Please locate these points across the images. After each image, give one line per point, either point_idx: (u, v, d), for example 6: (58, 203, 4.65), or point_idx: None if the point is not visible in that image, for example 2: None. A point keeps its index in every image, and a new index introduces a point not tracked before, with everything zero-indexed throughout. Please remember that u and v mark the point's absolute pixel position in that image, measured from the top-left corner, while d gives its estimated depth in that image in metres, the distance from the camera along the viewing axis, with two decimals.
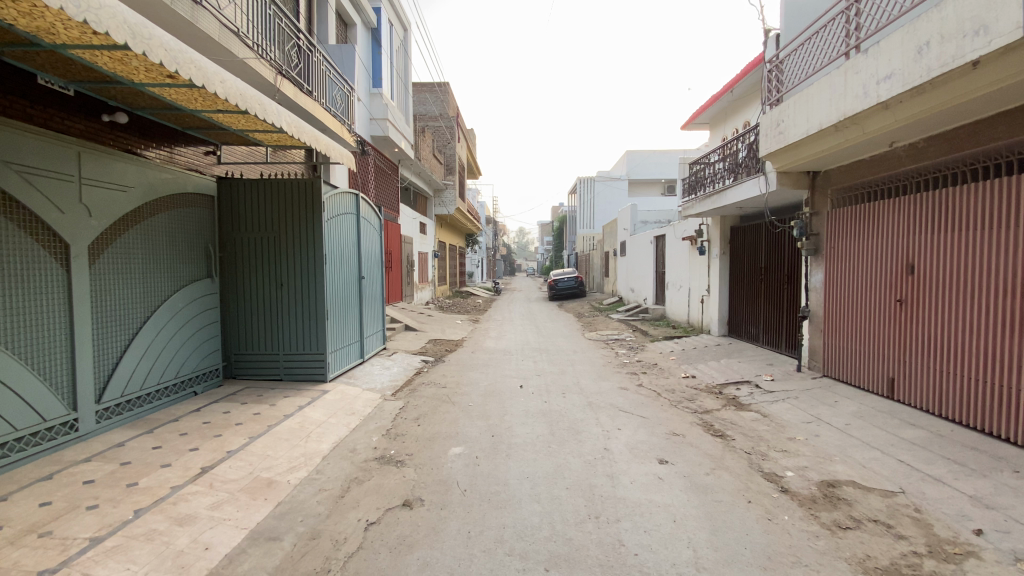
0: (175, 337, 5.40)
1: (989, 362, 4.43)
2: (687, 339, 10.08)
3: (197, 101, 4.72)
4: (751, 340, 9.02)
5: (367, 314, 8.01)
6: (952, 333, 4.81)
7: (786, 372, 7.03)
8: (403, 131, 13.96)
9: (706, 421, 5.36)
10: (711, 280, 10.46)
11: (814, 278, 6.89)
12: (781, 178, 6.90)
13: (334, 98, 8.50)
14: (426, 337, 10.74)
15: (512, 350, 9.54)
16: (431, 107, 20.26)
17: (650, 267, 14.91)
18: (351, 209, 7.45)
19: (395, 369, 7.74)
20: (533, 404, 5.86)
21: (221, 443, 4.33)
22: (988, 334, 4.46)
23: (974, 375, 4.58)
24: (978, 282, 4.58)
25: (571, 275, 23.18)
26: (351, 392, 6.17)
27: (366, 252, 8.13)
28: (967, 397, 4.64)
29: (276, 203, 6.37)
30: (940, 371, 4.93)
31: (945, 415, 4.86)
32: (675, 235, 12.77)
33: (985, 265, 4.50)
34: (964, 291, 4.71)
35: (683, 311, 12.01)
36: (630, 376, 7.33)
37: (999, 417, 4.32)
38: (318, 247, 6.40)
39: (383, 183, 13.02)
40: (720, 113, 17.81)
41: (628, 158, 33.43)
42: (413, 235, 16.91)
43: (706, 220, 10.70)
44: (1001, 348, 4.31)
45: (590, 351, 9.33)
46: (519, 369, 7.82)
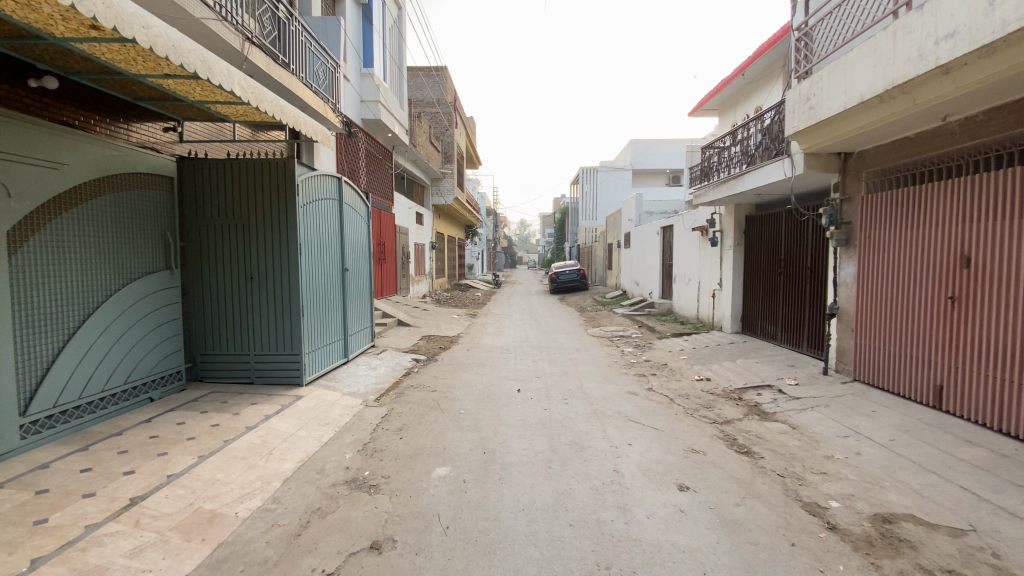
0: (125, 337, 4.76)
1: (990, 355, 4.35)
2: (698, 337, 9.42)
3: (138, 62, 4.04)
4: (768, 338, 8.38)
5: (353, 310, 7.37)
6: (956, 327, 4.68)
7: (811, 374, 6.37)
8: (397, 115, 13.21)
9: (728, 435, 4.71)
10: (724, 274, 9.79)
11: (843, 271, 6.20)
12: (809, 160, 6.19)
13: (316, 73, 7.76)
14: (419, 333, 10.08)
15: (510, 348, 8.88)
16: (428, 93, 19.47)
17: (657, 260, 14.21)
18: (333, 195, 6.77)
19: (382, 370, 7.09)
20: (531, 413, 5.21)
21: (164, 465, 3.70)
22: (989, 327, 4.37)
23: (974, 368, 4.49)
24: (993, 275, 4.34)
25: (573, 267, 22.49)
26: (329, 398, 5.52)
27: (351, 242, 7.42)
28: (967, 391, 4.55)
29: (245, 186, 5.69)
30: (942, 365, 4.81)
31: (944, 408, 4.77)
32: (684, 226, 12.07)
33: (997, 258, 4.31)
34: (985, 284, 4.42)
35: (693, 307, 11.33)
36: (638, 379, 6.67)
37: (999, 411, 4.24)
38: (292, 235, 5.72)
39: (375, 170, 12.35)
40: (730, 99, 17.04)
41: (632, 147, 32.59)
42: (409, 225, 16.22)
43: (719, 209, 9.99)
44: (1003, 341, 4.22)
45: (594, 350, 8.68)
46: (517, 369, 7.16)
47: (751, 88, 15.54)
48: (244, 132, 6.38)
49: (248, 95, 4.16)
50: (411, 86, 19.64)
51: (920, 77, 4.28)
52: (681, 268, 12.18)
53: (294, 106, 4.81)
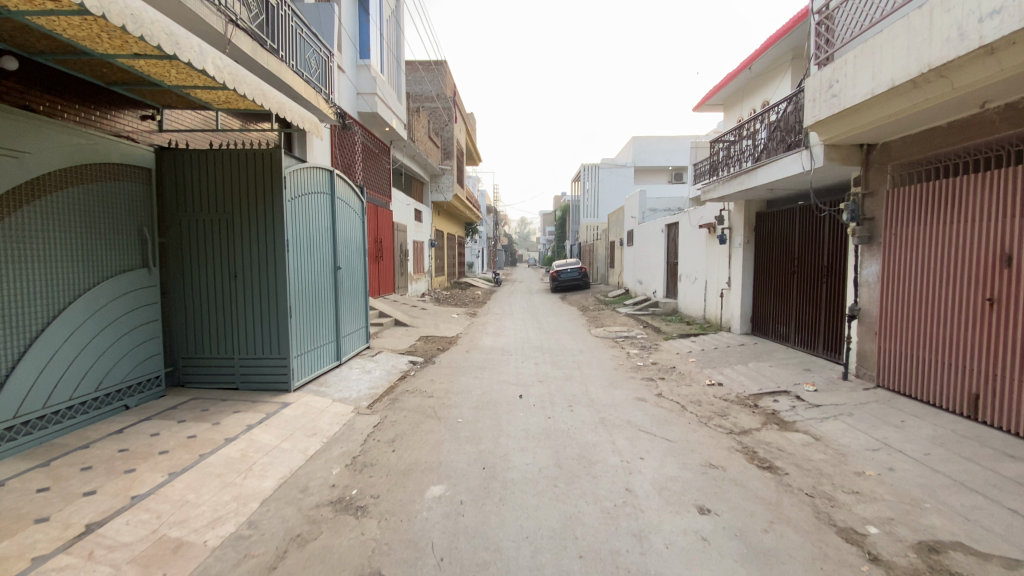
0: (96, 340, 4.42)
1: (990, 354, 4.35)
2: (706, 339, 9.06)
3: (103, 39, 3.68)
4: (781, 340, 8.03)
5: (346, 310, 7.02)
6: (959, 326, 4.65)
7: (829, 379, 6.02)
8: (395, 109, 12.83)
9: (747, 447, 4.36)
10: (733, 273, 9.43)
11: (865, 270, 5.85)
12: (829, 152, 5.82)
13: (308, 61, 7.40)
14: (417, 334, 9.72)
15: (511, 349, 8.53)
16: (427, 87, 19.07)
17: (661, 258, 13.84)
18: (325, 189, 6.42)
19: (377, 373, 6.73)
20: (534, 422, 4.85)
21: (130, 484, 3.35)
22: (990, 326, 4.36)
23: (975, 367, 4.48)
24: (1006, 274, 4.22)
25: (575, 266, 22.14)
26: (319, 405, 5.16)
27: (344, 239, 7.06)
28: (966, 389, 4.56)
29: (228, 179, 5.33)
30: (943, 364, 4.80)
31: (943, 406, 4.78)
32: (690, 223, 11.70)
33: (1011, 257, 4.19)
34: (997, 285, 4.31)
35: (699, 306, 10.97)
36: (646, 383, 6.32)
37: (1000, 409, 4.24)
38: (279, 231, 5.36)
39: (372, 165, 12.01)
40: (734, 94, 16.69)
41: (634, 144, 32.21)
42: (407, 222, 15.86)
43: (728, 206, 9.62)
44: (1004, 340, 4.22)
45: (599, 352, 8.33)
46: (518, 373, 6.81)
47: (757, 82, 15.19)
48: (229, 121, 6.01)
49: (224, 75, 3.79)
50: (410, 81, 19.24)
51: (961, 59, 3.91)
52: (687, 266, 11.82)
53: (276, 89, 4.44)
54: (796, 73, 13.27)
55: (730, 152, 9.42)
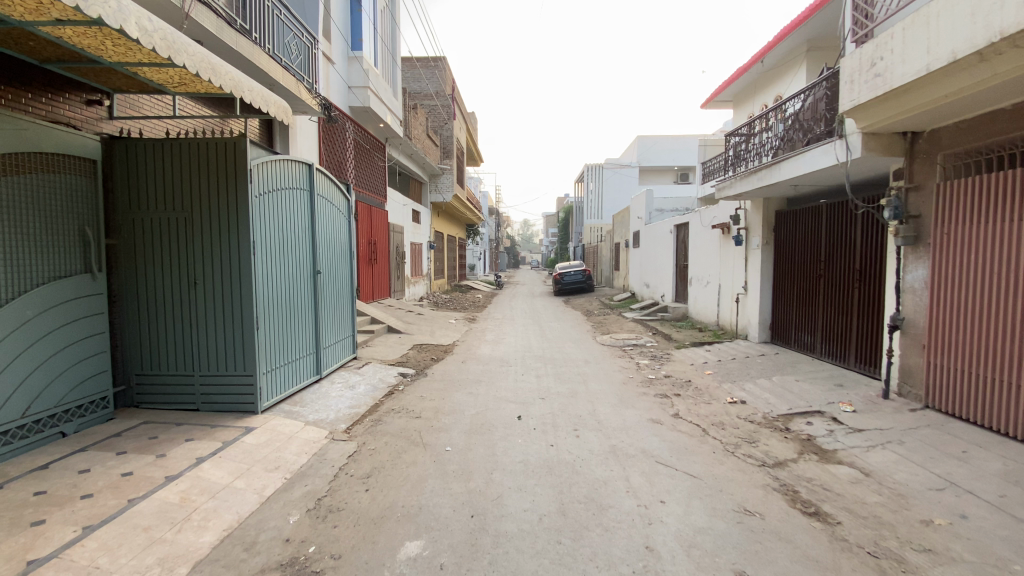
0: (24, 359, 3.78)
1: (990, 358, 4.27)
2: (722, 348, 8.36)
3: (13, 2, 3.01)
4: (805, 350, 7.35)
5: (329, 319, 6.40)
6: (965, 330, 4.52)
7: (867, 398, 5.34)
8: (390, 104, 12.21)
9: (786, 485, 3.68)
10: (750, 276, 8.74)
11: (909, 275, 5.17)
12: (868, 141, 5.14)
13: (287, 46, 6.77)
14: (410, 342, 9.06)
15: (510, 360, 7.86)
16: (426, 84, 18.46)
17: (670, 260, 13.12)
18: (302, 184, 5.77)
19: (361, 389, 6.08)
20: (535, 451, 4.18)
21: (32, 542, 2.70)
22: (990, 330, 4.28)
23: (976, 371, 4.40)
24: None
25: (578, 268, 21.48)
26: (288, 430, 4.51)
27: (326, 240, 6.40)
28: (966, 392, 4.50)
29: (187, 172, 4.70)
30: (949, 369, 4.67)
31: (943, 408, 4.73)
32: (702, 223, 10.99)
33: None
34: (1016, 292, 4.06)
35: (712, 312, 10.27)
36: (661, 402, 5.63)
37: (998, 411, 4.20)
38: (244, 232, 4.70)
39: (365, 163, 11.39)
40: (744, 89, 16.03)
41: (638, 144, 31.55)
42: (404, 223, 15.24)
43: (744, 203, 8.91)
44: (1004, 345, 4.15)
45: (606, 362, 7.65)
46: (518, 388, 6.15)
47: (768, 77, 14.55)
48: (191, 107, 5.39)
49: (152, 41, 3.05)
50: (409, 78, 18.62)
51: None
52: (699, 269, 11.12)
53: (229, 64, 3.75)
54: (811, 66, 12.62)
55: (750, 145, 8.71)
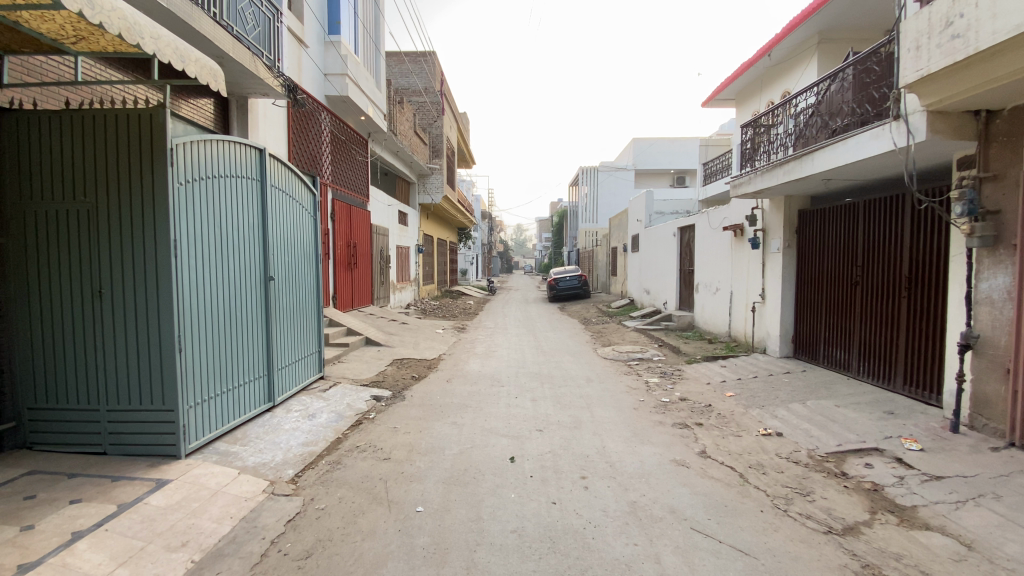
0: None
1: (1010, 366, 4.03)
2: (740, 364, 7.44)
3: None
4: (839, 368, 6.45)
5: (285, 334, 5.40)
6: (994, 340, 4.19)
7: (932, 432, 4.44)
8: (373, 96, 11.23)
9: (868, 565, 2.76)
10: (769, 284, 7.84)
11: (985, 284, 4.30)
12: (935, 121, 4.28)
13: (240, 13, 5.79)
14: (389, 356, 8.06)
15: (502, 378, 6.88)
16: (415, 81, 17.49)
17: (673, 265, 12.19)
18: (249, 173, 4.76)
19: (324, 418, 5.08)
20: (533, 514, 3.20)
21: None
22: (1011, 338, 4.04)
23: (1001, 381, 4.12)
24: None
25: (574, 274, 20.54)
26: (215, 482, 3.50)
27: (282, 239, 5.40)
28: (989, 402, 4.22)
29: (92, 152, 3.68)
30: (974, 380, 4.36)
31: (964, 420, 4.43)
32: (710, 225, 10.07)
33: None
34: None
35: (723, 322, 9.35)
36: (683, 435, 4.67)
37: (1016, 421, 3.96)
38: (161, 229, 3.66)
39: (343, 158, 10.36)
40: (749, 85, 15.20)
41: (634, 146, 30.72)
42: (390, 226, 14.25)
43: (761, 202, 7.97)
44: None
45: (611, 381, 6.69)
46: (510, 416, 5.17)
47: (775, 72, 13.74)
48: (99, 74, 4.40)
49: None
50: (396, 73, 17.64)
51: None
52: (708, 275, 10.19)
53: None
54: (823, 59, 11.81)
55: (767, 138, 7.71)
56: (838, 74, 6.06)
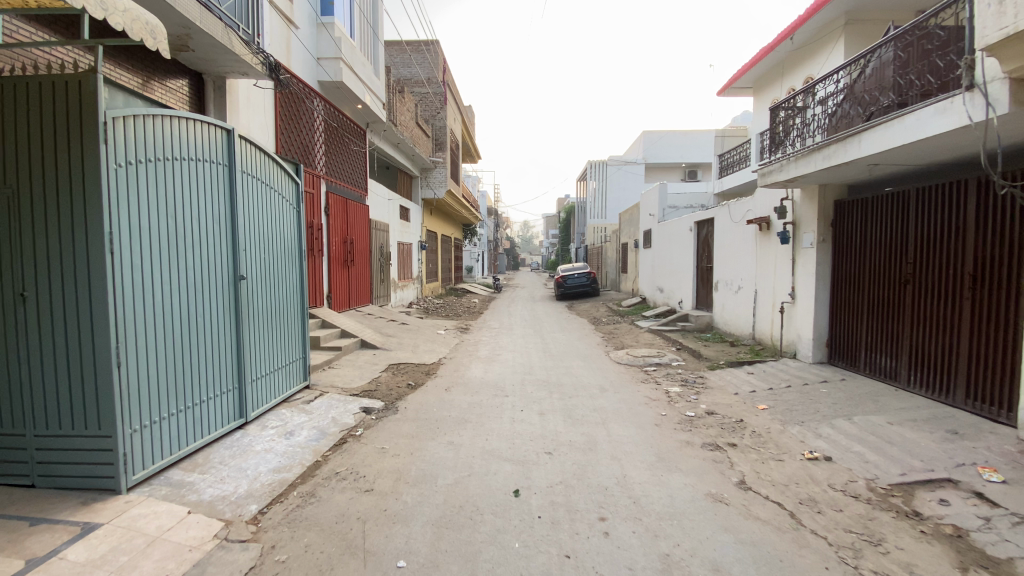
0: None
1: None
2: (769, 371, 6.75)
3: None
4: (884, 376, 5.75)
5: (261, 341, 4.83)
6: None
7: (1013, 459, 3.75)
8: (372, 84, 10.60)
9: None
10: (799, 282, 7.13)
11: None
12: (1019, 91, 3.59)
13: None
14: (385, 361, 7.44)
15: (506, 386, 6.24)
16: (417, 71, 16.85)
17: (690, 262, 11.49)
18: (214, 157, 4.15)
19: (303, 436, 4.46)
20: (541, 573, 2.56)
21: None
22: None
23: None
24: None
25: (583, 270, 19.86)
26: (154, 527, 2.89)
27: (257, 234, 4.79)
28: None
29: (12, 128, 3.09)
30: None
31: None
32: (732, 218, 9.36)
33: None
34: None
35: (747, 323, 8.66)
36: (716, 461, 4.01)
37: None
38: (93, 219, 3.06)
39: (338, 150, 9.75)
40: (768, 72, 14.41)
41: (644, 139, 29.90)
42: (392, 221, 13.63)
43: (791, 192, 7.26)
44: None
45: (628, 390, 6.03)
46: (515, 435, 4.53)
47: (797, 57, 12.95)
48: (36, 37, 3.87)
49: None
50: (398, 63, 17.00)
51: None
52: (728, 272, 9.49)
53: None
54: (850, 42, 11.02)
55: (793, 125, 7.00)
56: (881, 48, 5.37)
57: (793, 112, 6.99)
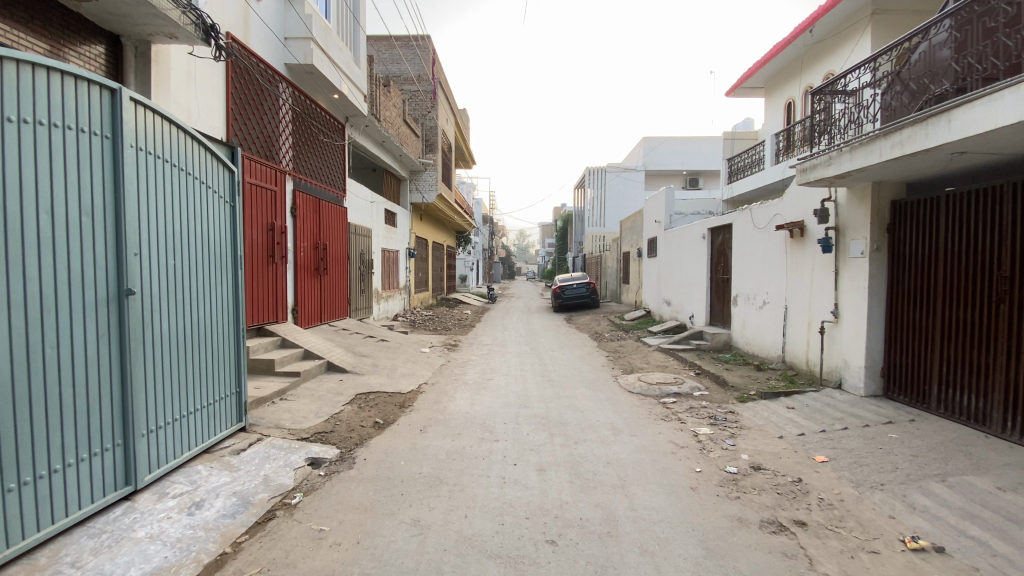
0: None
1: None
2: (813, 405, 5.59)
3: None
4: (968, 419, 4.63)
5: (169, 376, 3.65)
6: None
7: None
8: (351, 72, 9.45)
9: None
10: (844, 298, 6.02)
11: None
12: None
13: None
14: (352, 389, 6.25)
15: (496, 425, 5.05)
16: (406, 67, 15.73)
17: (703, 273, 10.37)
18: (89, 126, 2.99)
19: (214, 511, 3.29)
20: None
21: None
22: None
23: None
24: None
25: (582, 280, 18.70)
26: None
27: (166, 234, 3.64)
28: None
29: None
30: None
31: None
32: (754, 224, 8.27)
33: None
34: None
35: (775, 344, 7.53)
36: (789, 557, 2.84)
37: None
38: None
39: (310, 144, 8.63)
40: (782, 70, 13.41)
41: (644, 145, 28.95)
42: (376, 226, 12.47)
43: (835, 192, 6.15)
44: None
45: (648, 432, 4.86)
46: (505, 506, 3.34)
47: (816, 52, 11.94)
48: None
49: None
50: (385, 59, 15.89)
51: None
52: (750, 285, 8.38)
53: None
54: (878, 33, 9.98)
55: (832, 113, 5.97)
56: (949, 15, 4.42)
57: (832, 98, 5.96)
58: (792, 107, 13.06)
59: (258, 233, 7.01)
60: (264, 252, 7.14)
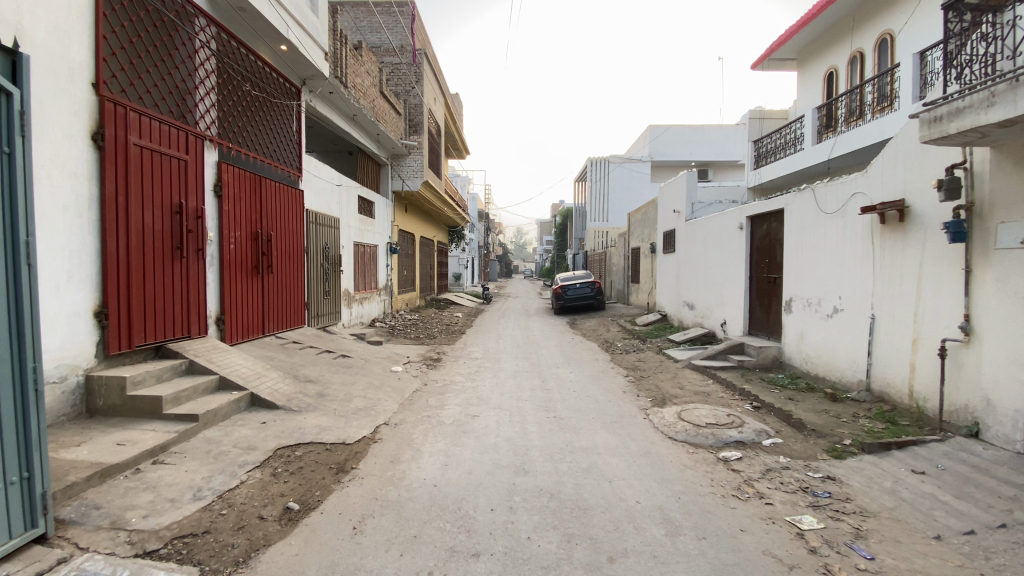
0: None
1: None
2: (956, 471, 3.72)
3: None
4: None
5: None
6: None
7: None
8: (304, 18, 7.52)
9: None
10: (982, 306, 4.15)
11: None
12: None
13: None
14: (277, 438, 4.35)
15: (478, 512, 3.17)
16: (387, 36, 13.87)
17: (740, 271, 8.48)
18: None
19: None
20: None
21: None
22: None
23: None
24: None
25: (586, 279, 16.78)
26: None
27: None
28: None
29: None
30: None
31: None
32: (818, 207, 6.41)
33: None
34: None
35: (856, 365, 5.66)
36: None
37: None
38: None
39: (245, 105, 6.70)
40: (824, 35, 11.44)
41: (649, 134, 27.00)
42: (347, 216, 10.55)
43: (970, 156, 4.28)
44: None
45: (722, 530, 2.99)
46: None
47: (867, 11, 10.00)
48: None
49: None
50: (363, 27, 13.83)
51: None
52: (813, 287, 6.52)
53: None
54: None
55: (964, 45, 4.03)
56: None
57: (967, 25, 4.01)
58: (833, 78, 11.26)
59: (157, 216, 5.07)
60: (167, 243, 5.21)
